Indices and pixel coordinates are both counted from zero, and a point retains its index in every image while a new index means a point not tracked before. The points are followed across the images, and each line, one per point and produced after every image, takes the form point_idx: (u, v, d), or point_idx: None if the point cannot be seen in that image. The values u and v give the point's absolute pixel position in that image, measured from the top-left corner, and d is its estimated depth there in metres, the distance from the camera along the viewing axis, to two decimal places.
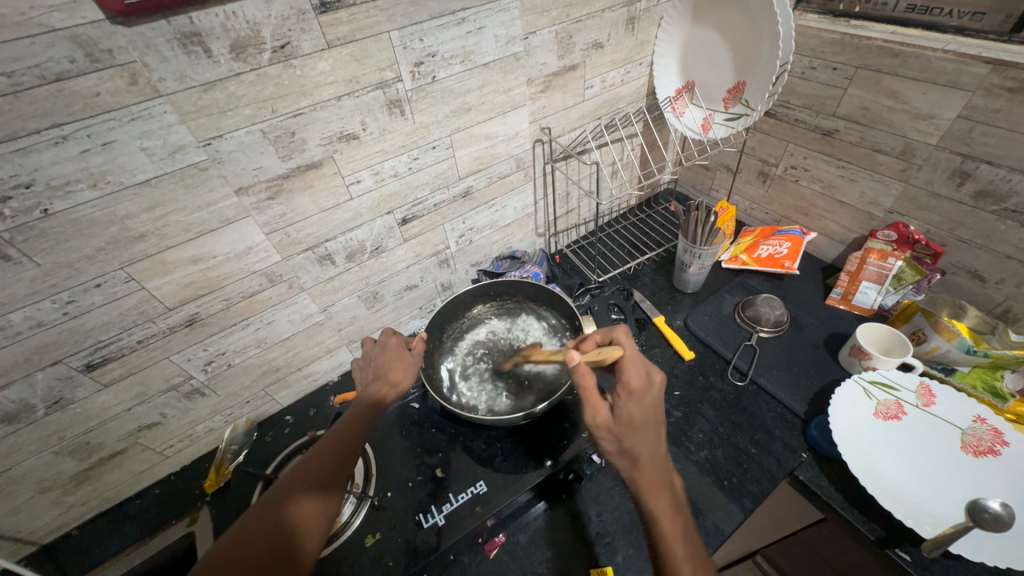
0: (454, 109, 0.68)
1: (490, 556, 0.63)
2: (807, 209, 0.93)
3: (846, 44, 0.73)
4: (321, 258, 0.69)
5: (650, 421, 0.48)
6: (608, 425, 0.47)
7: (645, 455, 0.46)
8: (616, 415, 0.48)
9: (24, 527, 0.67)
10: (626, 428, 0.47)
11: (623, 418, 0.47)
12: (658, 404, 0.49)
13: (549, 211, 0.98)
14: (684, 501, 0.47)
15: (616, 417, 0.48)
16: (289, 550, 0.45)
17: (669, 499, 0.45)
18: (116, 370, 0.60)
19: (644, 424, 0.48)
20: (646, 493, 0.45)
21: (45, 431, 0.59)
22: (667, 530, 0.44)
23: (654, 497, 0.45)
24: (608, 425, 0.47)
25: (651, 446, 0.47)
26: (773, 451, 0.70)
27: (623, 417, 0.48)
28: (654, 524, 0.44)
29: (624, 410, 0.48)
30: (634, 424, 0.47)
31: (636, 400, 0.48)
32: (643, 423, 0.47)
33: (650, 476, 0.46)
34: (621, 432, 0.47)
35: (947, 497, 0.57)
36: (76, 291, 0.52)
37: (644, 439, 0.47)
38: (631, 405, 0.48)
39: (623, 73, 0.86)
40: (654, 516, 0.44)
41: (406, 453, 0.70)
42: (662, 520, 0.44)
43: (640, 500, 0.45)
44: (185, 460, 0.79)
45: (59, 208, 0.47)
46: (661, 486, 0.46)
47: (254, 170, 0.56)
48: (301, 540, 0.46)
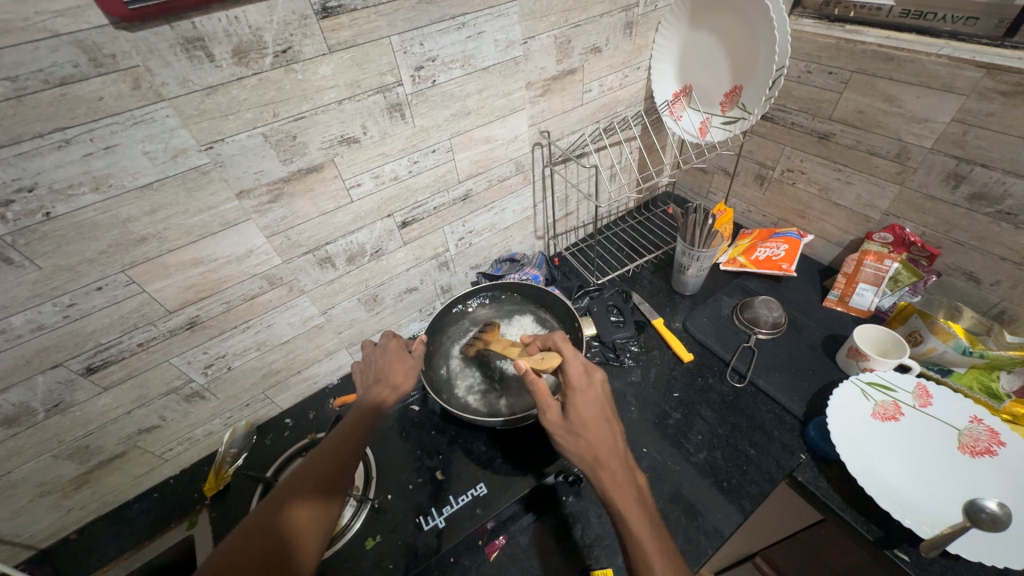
0: (454, 113, 0.69)
1: (491, 558, 0.63)
2: (804, 212, 0.94)
3: (841, 48, 0.74)
4: (321, 261, 0.70)
5: (602, 417, 0.51)
6: (561, 423, 0.50)
7: (603, 451, 0.48)
8: (567, 414, 0.50)
9: (22, 531, 0.66)
10: (579, 425, 0.49)
11: (575, 416, 0.50)
12: (604, 399, 0.52)
13: (548, 213, 0.99)
14: (647, 495, 0.48)
15: (568, 415, 0.50)
16: (288, 552, 0.45)
17: (633, 495, 0.47)
18: (116, 372, 0.60)
19: (594, 420, 0.50)
20: (610, 491, 0.46)
21: (45, 435, 0.59)
22: (637, 526, 0.45)
23: (619, 494, 0.46)
24: (561, 424, 0.50)
25: (607, 441, 0.49)
26: (772, 452, 0.71)
27: (575, 415, 0.50)
28: (623, 522, 0.45)
29: (573, 408, 0.50)
30: (586, 421, 0.49)
31: (584, 398, 0.51)
32: (594, 419, 0.50)
33: (611, 472, 0.47)
34: (574, 429, 0.49)
35: (945, 498, 0.57)
36: (77, 293, 0.52)
37: (599, 435, 0.49)
38: (579, 402, 0.51)
39: (621, 78, 0.87)
40: (621, 514, 0.45)
41: (406, 455, 0.70)
42: (631, 517, 0.45)
43: (608, 499, 0.46)
44: (184, 463, 0.78)
45: (61, 211, 0.47)
46: (623, 481, 0.47)
47: (255, 174, 0.56)
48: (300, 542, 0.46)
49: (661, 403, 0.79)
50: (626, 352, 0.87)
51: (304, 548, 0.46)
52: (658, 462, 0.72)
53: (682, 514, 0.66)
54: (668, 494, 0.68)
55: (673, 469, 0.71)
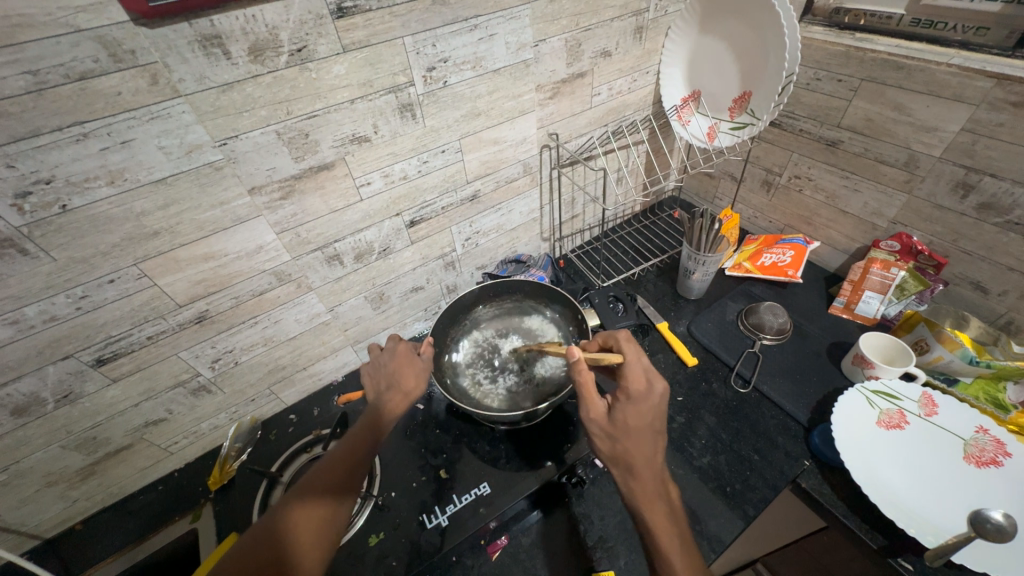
0: (464, 114, 0.70)
1: (493, 558, 0.63)
2: (810, 218, 0.94)
3: (850, 56, 0.74)
4: (330, 258, 0.70)
5: (648, 426, 0.49)
6: (603, 426, 0.50)
7: (641, 459, 0.47)
8: (613, 417, 0.50)
9: (29, 520, 0.67)
10: (622, 430, 0.49)
11: (620, 421, 0.49)
12: (657, 411, 0.50)
13: (555, 215, 0.99)
14: (680, 512, 0.47)
15: (612, 419, 0.50)
16: (286, 561, 0.45)
17: (663, 505, 0.46)
18: (125, 365, 0.61)
19: (640, 429, 0.49)
20: (639, 498, 0.46)
21: (54, 425, 0.60)
22: (663, 539, 0.44)
23: (648, 503, 0.46)
24: (604, 426, 0.50)
25: (648, 452, 0.48)
26: (776, 459, 0.71)
27: (620, 419, 0.49)
28: (648, 531, 0.45)
29: (620, 412, 0.50)
30: (630, 428, 0.49)
31: (633, 405, 0.49)
32: (639, 427, 0.49)
33: (644, 480, 0.47)
34: (615, 432, 0.49)
35: (950, 507, 0.57)
36: (90, 286, 0.53)
37: (640, 444, 0.48)
38: (628, 408, 0.49)
39: (630, 82, 0.87)
40: (648, 523, 0.45)
41: (409, 454, 0.71)
42: (657, 527, 0.45)
43: (635, 505, 0.47)
44: (189, 456, 0.79)
45: (77, 204, 0.48)
46: (655, 492, 0.47)
47: (267, 170, 0.57)
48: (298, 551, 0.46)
49: (664, 407, 0.79)
50: None
51: (303, 558, 0.46)
52: None
53: (684, 519, 0.66)
54: None
55: (676, 473, 0.71)
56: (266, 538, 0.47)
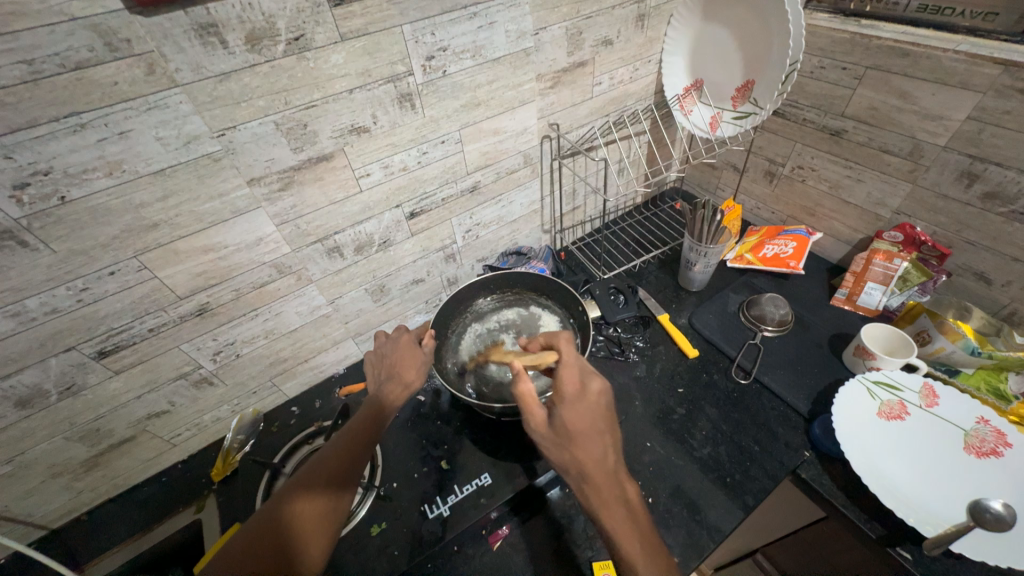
0: (464, 104, 0.69)
1: (495, 548, 0.63)
2: (813, 209, 0.93)
3: (856, 43, 0.73)
4: (330, 250, 0.70)
5: (592, 428, 0.49)
6: (550, 434, 0.49)
7: (588, 463, 0.48)
8: (556, 425, 0.49)
9: (35, 511, 0.68)
10: (567, 437, 0.48)
11: (564, 428, 0.49)
12: (597, 412, 0.50)
13: (556, 207, 0.98)
14: (637, 505, 0.49)
15: (555, 426, 0.49)
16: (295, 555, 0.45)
17: (621, 506, 0.47)
18: (127, 357, 0.61)
19: (582, 433, 0.49)
20: (597, 503, 0.47)
21: (57, 416, 0.60)
22: (625, 543, 0.45)
23: (607, 510, 0.47)
24: (551, 435, 0.49)
25: (594, 454, 0.48)
26: (776, 450, 0.71)
27: (562, 426, 0.49)
28: (610, 537, 0.46)
29: (560, 418, 0.49)
30: (574, 434, 0.48)
31: (572, 409, 0.49)
32: (581, 431, 0.49)
33: (599, 485, 0.47)
34: (559, 439, 0.49)
35: (948, 497, 0.57)
36: (90, 278, 0.53)
37: (588, 448, 0.48)
38: (566, 414, 0.49)
39: (631, 71, 0.86)
40: (609, 530, 0.46)
41: (411, 445, 0.71)
42: (618, 532, 0.46)
43: (595, 510, 0.47)
44: (192, 448, 0.79)
45: (75, 196, 0.47)
46: (611, 494, 0.47)
47: (266, 162, 0.57)
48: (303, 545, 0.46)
49: (665, 398, 0.79)
50: (631, 347, 0.87)
51: (311, 551, 0.46)
52: (661, 456, 0.72)
53: (684, 509, 0.66)
54: (668, 489, 0.68)
55: (676, 465, 0.71)
56: (273, 531, 0.47)
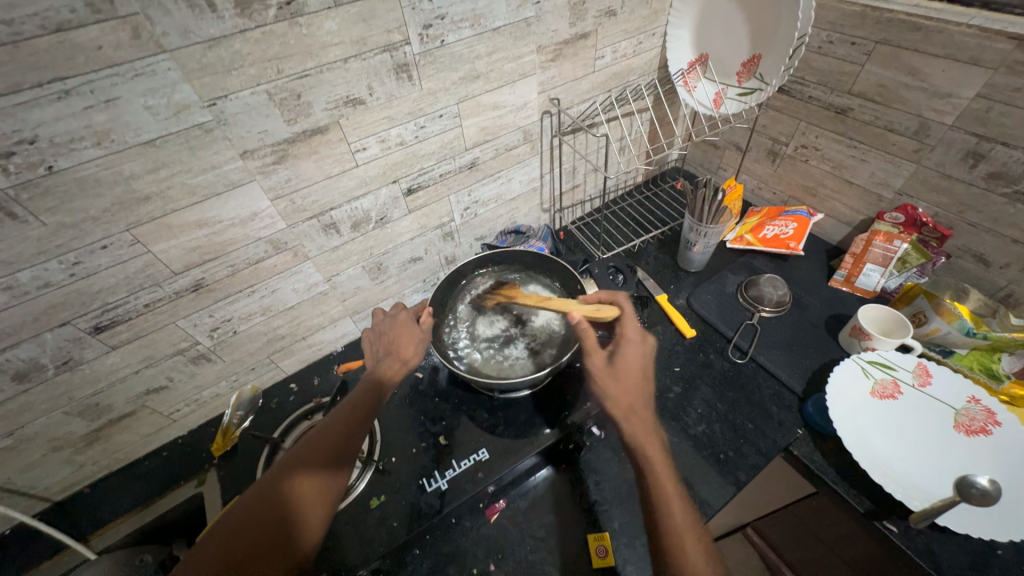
0: (463, 76, 0.67)
1: (491, 520, 0.66)
2: (815, 190, 0.92)
3: (866, 17, 0.71)
4: (327, 227, 0.69)
5: (643, 371, 0.55)
6: (605, 367, 0.55)
7: (637, 395, 0.53)
8: (612, 363, 0.55)
9: (37, 483, 0.68)
10: (620, 374, 0.54)
11: (619, 366, 0.55)
12: (648, 359, 0.57)
13: (555, 185, 0.97)
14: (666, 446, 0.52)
15: (614, 361, 0.55)
16: (297, 525, 0.46)
17: (656, 435, 0.51)
18: (123, 333, 0.61)
19: (636, 372, 0.54)
20: (636, 432, 0.50)
21: (55, 391, 0.60)
22: (658, 463, 0.48)
23: (644, 435, 0.50)
24: (604, 370, 0.55)
25: (643, 389, 0.54)
26: (769, 428, 0.72)
27: (622, 361, 0.55)
28: (643, 457, 0.49)
29: (621, 356, 0.55)
30: (628, 370, 0.54)
31: (632, 352, 0.56)
32: (634, 370, 0.55)
33: (640, 417, 0.51)
34: (616, 371, 0.54)
35: (936, 473, 0.59)
36: (83, 252, 0.52)
37: (637, 385, 0.53)
38: (627, 354, 0.56)
39: (635, 44, 0.84)
40: (645, 451, 0.49)
41: (410, 421, 0.72)
42: (652, 454, 0.49)
43: (632, 438, 0.50)
44: (192, 424, 0.80)
45: (63, 166, 0.46)
46: (649, 426, 0.51)
47: (259, 134, 0.55)
48: (302, 518, 0.47)
49: (661, 377, 0.80)
50: None
51: (312, 521, 0.47)
52: None
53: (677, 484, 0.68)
54: None
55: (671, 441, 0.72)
56: (274, 503, 0.47)
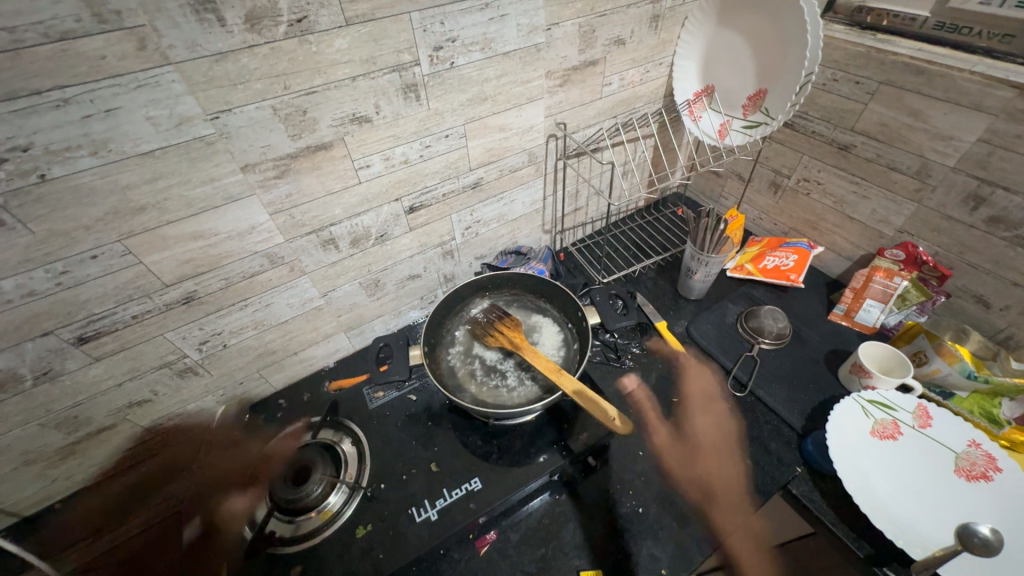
0: (470, 98, 0.67)
1: (481, 552, 0.64)
2: (816, 223, 0.93)
3: (870, 58, 0.72)
4: (325, 242, 0.68)
5: (719, 441, 0.74)
6: (672, 440, 0.74)
7: (716, 473, 0.70)
8: (682, 434, 0.75)
9: (7, 497, 0.65)
10: (699, 444, 0.74)
11: (692, 437, 0.74)
12: (721, 431, 0.75)
13: (558, 207, 0.97)
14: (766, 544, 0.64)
15: (688, 435, 0.75)
16: None
17: (745, 531, 0.64)
18: (108, 344, 0.59)
19: (711, 442, 0.74)
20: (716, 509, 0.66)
21: (33, 402, 0.58)
22: (740, 545, 0.63)
23: (732, 525, 0.65)
24: (669, 441, 0.74)
25: (719, 463, 0.71)
26: (768, 465, 0.71)
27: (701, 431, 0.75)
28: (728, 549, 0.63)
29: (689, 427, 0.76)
30: (714, 441, 0.74)
31: (707, 424, 0.76)
32: (699, 439, 0.74)
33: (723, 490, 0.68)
34: (687, 442, 0.74)
35: (938, 519, 0.58)
36: (71, 261, 0.50)
37: (714, 451, 0.73)
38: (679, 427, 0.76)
39: (642, 73, 0.84)
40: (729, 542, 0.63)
41: (401, 444, 0.70)
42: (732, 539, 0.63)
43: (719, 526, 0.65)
44: (175, 438, 0.77)
45: (57, 174, 0.45)
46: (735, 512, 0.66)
47: (262, 148, 0.54)
48: None
49: (659, 407, 0.79)
50: (627, 353, 0.86)
51: None
52: (653, 466, 0.72)
53: (673, 521, 0.66)
54: (657, 499, 0.68)
55: (667, 475, 0.70)
56: None
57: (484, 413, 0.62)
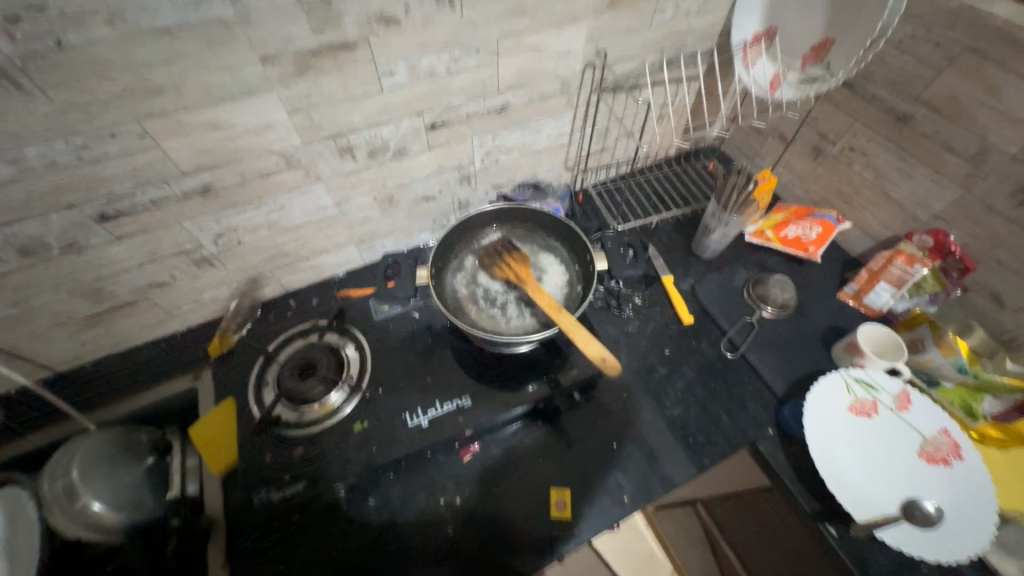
0: (508, 9, 0.61)
1: (463, 460, 0.70)
2: (850, 196, 0.88)
3: (960, 16, 0.64)
4: (342, 150, 0.66)
5: (710, 403, 0.77)
6: (658, 391, 0.78)
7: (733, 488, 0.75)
8: (669, 388, 0.78)
9: (41, 354, 0.72)
10: (685, 401, 0.77)
11: (680, 395, 0.77)
12: (710, 396, 0.77)
13: (584, 144, 0.92)
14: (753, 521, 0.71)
15: (678, 390, 0.78)
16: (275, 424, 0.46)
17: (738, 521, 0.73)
18: (129, 225, 0.60)
19: (699, 402, 0.77)
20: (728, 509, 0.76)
21: (60, 270, 0.61)
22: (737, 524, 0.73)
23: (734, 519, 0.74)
24: (657, 391, 0.78)
25: (705, 426, 0.74)
26: (742, 423, 0.74)
27: (691, 391, 0.78)
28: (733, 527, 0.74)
29: (678, 386, 0.78)
30: (700, 400, 0.77)
31: (701, 388, 0.78)
32: (687, 398, 0.77)
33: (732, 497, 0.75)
34: (677, 401, 0.77)
35: (888, 492, 0.62)
36: (90, 136, 0.50)
37: (700, 411, 0.76)
38: (667, 383, 0.78)
39: (701, 2, 0.76)
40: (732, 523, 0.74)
41: (401, 357, 0.74)
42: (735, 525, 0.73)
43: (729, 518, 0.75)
44: (191, 322, 0.82)
45: (72, 41, 0.43)
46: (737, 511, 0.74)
47: (282, 38, 0.51)
48: None
49: (649, 356, 0.82)
50: (629, 302, 0.87)
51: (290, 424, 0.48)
52: (633, 409, 0.76)
53: (642, 459, 0.71)
54: (632, 438, 0.73)
55: (645, 420, 0.75)
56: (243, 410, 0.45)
57: (480, 339, 0.65)
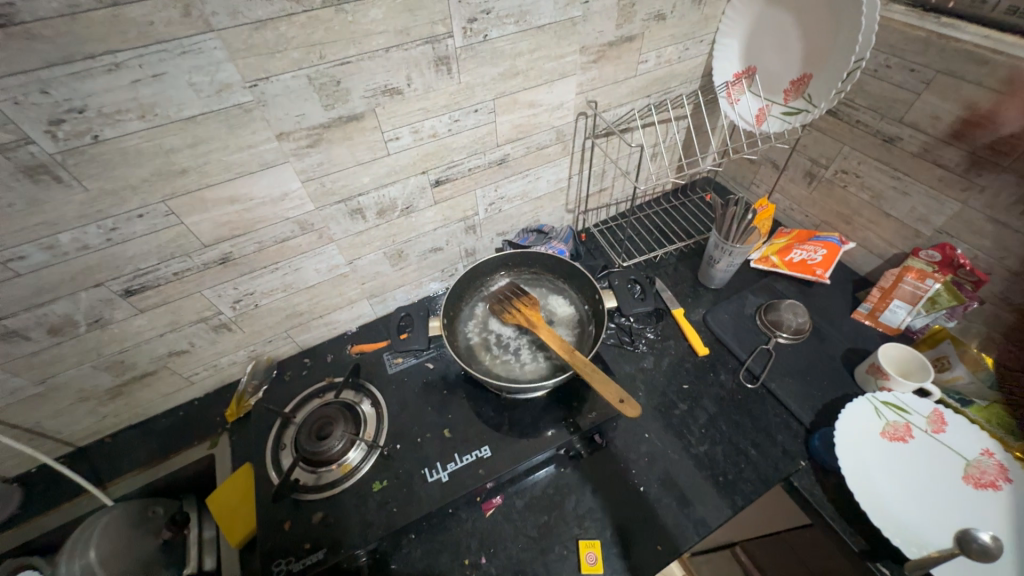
0: (502, 72, 0.66)
1: (487, 514, 0.68)
2: (849, 217, 0.90)
3: (930, 44, 0.67)
4: (353, 212, 0.70)
5: (738, 437, 0.74)
6: (681, 427, 0.76)
7: None
8: (692, 424, 0.76)
9: (64, 429, 0.72)
10: (711, 437, 0.74)
11: (705, 430, 0.75)
12: (736, 430, 0.75)
13: (583, 187, 0.96)
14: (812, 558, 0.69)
15: (702, 426, 0.76)
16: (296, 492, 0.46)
17: None
18: (152, 297, 0.63)
19: (726, 437, 0.74)
20: None
21: (86, 345, 0.63)
22: None
23: None
24: (679, 428, 0.76)
25: (735, 463, 0.71)
26: (773, 456, 0.72)
27: (716, 426, 0.75)
28: None
29: (701, 421, 0.76)
30: (727, 434, 0.74)
31: (725, 422, 0.76)
32: (712, 434, 0.75)
33: None
34: (702, 438, 0.74)
35: (939, 524, 0.58)
36: (119, 219, 0.53)
37: (728, 447, 0.73)
38: (689, 419, 0.76)
39: (680, 50, 0.81)
40: None
41: (417, 410, 0.74)
42: None
43: None
44: (209, 387, 0.83)
45: (108, 135, 0.47)
46: None
47: (296, 117, 0.55)
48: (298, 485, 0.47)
49: (668, 392, 0.80)
50: (641, 337, 0.87)
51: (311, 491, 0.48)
52: (658, 448, 0.74)
53: (672, 502, 0.68)
54: (660, 479, 0.70)
55: (671, 459, 0.72)
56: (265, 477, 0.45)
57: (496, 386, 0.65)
